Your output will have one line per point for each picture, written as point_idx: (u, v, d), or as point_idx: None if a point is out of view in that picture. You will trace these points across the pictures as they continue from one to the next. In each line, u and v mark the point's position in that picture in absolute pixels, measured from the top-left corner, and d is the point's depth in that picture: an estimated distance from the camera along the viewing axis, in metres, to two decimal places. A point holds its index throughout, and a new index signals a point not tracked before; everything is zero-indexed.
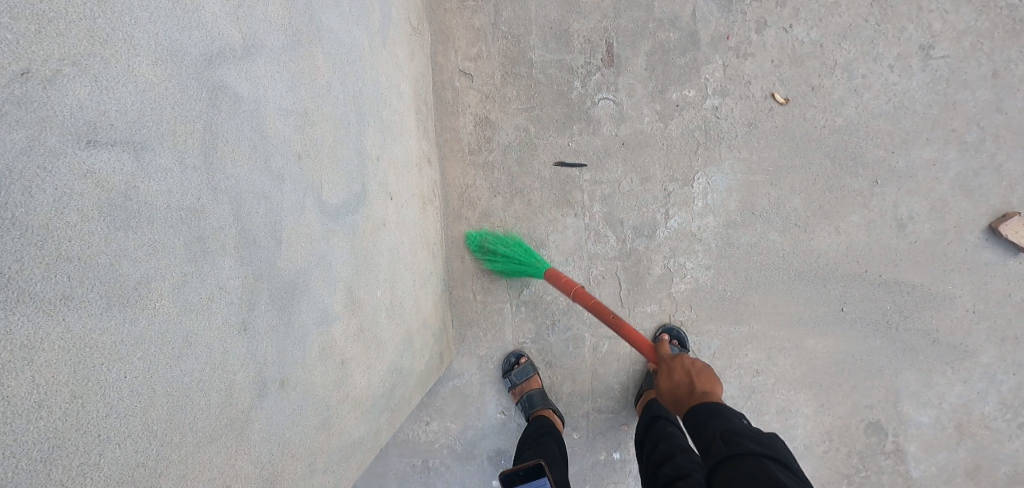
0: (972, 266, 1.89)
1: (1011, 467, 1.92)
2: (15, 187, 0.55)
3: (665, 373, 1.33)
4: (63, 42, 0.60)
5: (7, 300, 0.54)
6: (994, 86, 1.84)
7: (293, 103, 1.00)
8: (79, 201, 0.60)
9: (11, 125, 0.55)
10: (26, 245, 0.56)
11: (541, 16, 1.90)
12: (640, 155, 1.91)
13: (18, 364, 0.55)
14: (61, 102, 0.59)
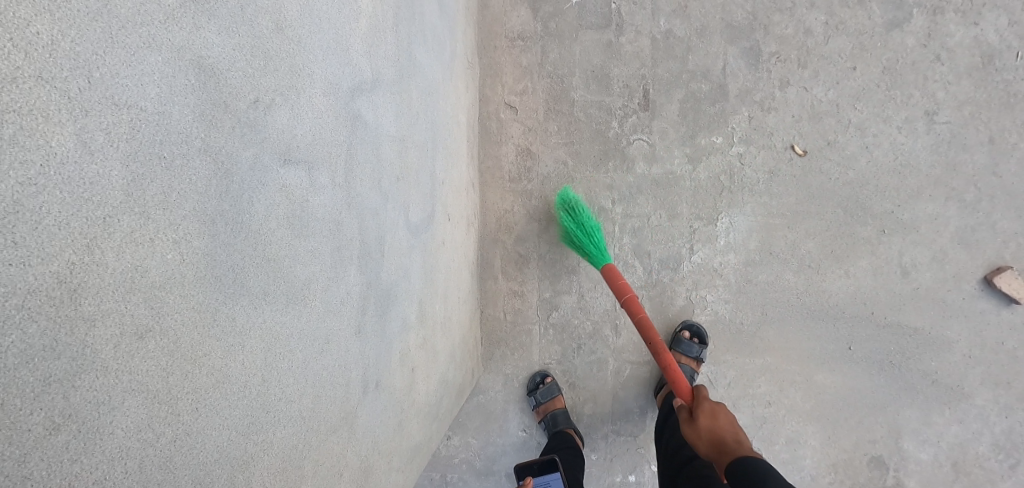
0: (969, 314, 2.04)
1: None
2: (245, 196, 0.67)
3: (707, 415, 1.40)
4: (277, 75, 0.71)
5: (232, 291, 0.66)
6: (991, 151, 2.02)
7: (397, 131, 1.12)
8: (278, 211, 0.71)
9: (245, 144, 0.67)
10: (247, 246, 0.67)
11: (585, 60, 2.10)
12: (669, 193, 2.05)
13: (235, 348, 0.67)
14: (273, 125, 0.71)
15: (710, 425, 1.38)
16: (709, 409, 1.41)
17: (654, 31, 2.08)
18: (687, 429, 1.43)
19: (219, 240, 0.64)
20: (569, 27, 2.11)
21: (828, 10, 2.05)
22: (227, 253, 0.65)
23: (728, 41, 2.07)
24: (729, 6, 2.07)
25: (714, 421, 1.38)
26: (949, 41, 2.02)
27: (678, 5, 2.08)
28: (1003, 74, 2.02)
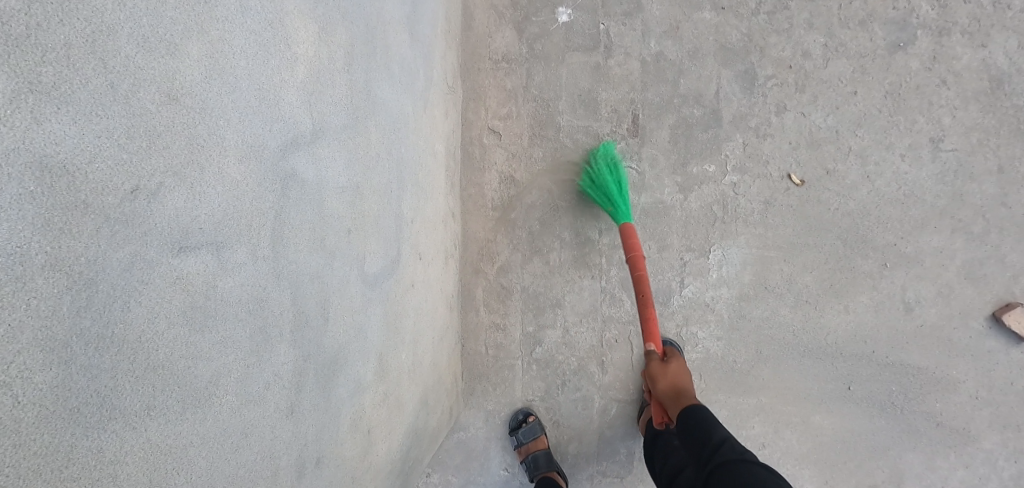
0: (976, 353, 1.93)
1: None
2: (117, 305, 0.59)
3: (674, 367, 1.58)
4: (169, 154, 0.64)
5: (97, 417, 0.59)
6: (1001, 181, 1.91)
7: (347, 179, 1.03)
8: (167, 310, 0.64)
9: (118, 244, 0.59)
10: (121, 361, 0.60)
11: (571, 84, 2.03)
12: (658, 223, 1.96)
13: (104, 480, 0.60)
14: (161, 213, 0.63)
15: (673, 376, 1.56)
16: (679, 367, 1.59)
17: (645, 53, 2.01)
18: (649, 370, 1.60)
19: (75, 363, 0.56)
20: (556, 49, 2.05)
21: (827, 31, 1.95)
22: (91, 375, 0.58)
23: (721, 64, 1.98)
24: (723, 27, 1.99)
25: (677, 374, 1.57)
26: (956, 64, 1.92)
27: (670, 27, 2.01)
28: (1013, 99, 1.91)
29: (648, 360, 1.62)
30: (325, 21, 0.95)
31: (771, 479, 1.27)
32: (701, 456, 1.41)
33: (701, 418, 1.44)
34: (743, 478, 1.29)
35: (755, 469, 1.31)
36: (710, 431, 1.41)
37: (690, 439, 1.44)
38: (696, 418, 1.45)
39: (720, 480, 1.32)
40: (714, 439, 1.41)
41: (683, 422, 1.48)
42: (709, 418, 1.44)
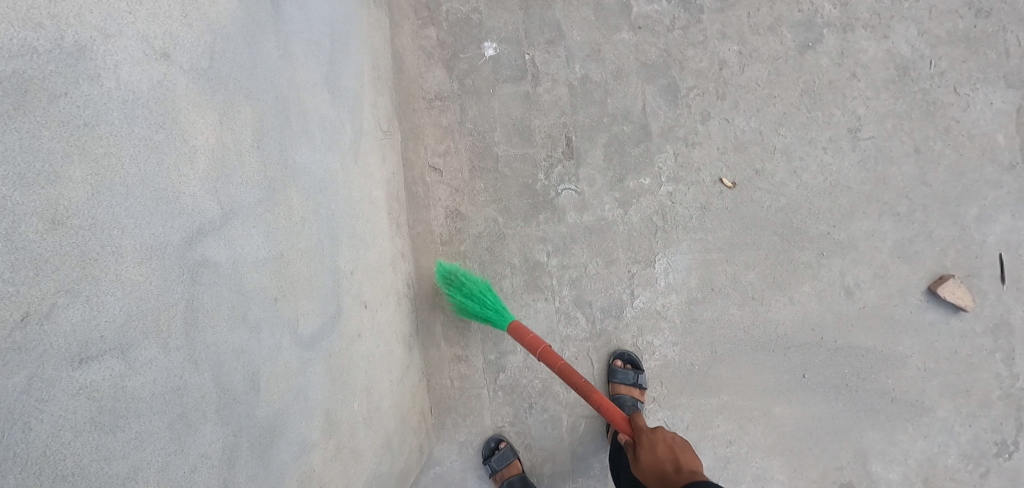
0: (919, 327, 2.02)
1: None
2: (17, 425, 0.71)
3: (647, 449, 1.44)
4: (61, 277, 0.76)
5: None
6: (918, 162, 2.02)
7: (269, 251, 1.10)
8: (72, 420, 0.76)
9: (12, 369, 0.71)
10: (28, 474, 0.72)
11: (504, 115, 2.09)
12: (603, 240, 2.02)
13: None
14: (56, 329, 0.75)
15: (653, 451, 1.42)
16: (648, 442, 1.45)
17: (571, 77, 2.08)
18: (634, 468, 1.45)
19: None
20: (486, 83, 2.12)
21: (739, 39, 2.05)
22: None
23: (645, 80, 2.06)
24: (642, 45, 2.07)
25: (656, 449, 1.42)
26: (862, 57, 2.03)
27: (592, 50, 2.09)
28: (920, 84, 2.03)
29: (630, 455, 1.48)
30: (227, 107, 1.03)
31: None
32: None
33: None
34: None
35: None
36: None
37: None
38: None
39: None
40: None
41: None
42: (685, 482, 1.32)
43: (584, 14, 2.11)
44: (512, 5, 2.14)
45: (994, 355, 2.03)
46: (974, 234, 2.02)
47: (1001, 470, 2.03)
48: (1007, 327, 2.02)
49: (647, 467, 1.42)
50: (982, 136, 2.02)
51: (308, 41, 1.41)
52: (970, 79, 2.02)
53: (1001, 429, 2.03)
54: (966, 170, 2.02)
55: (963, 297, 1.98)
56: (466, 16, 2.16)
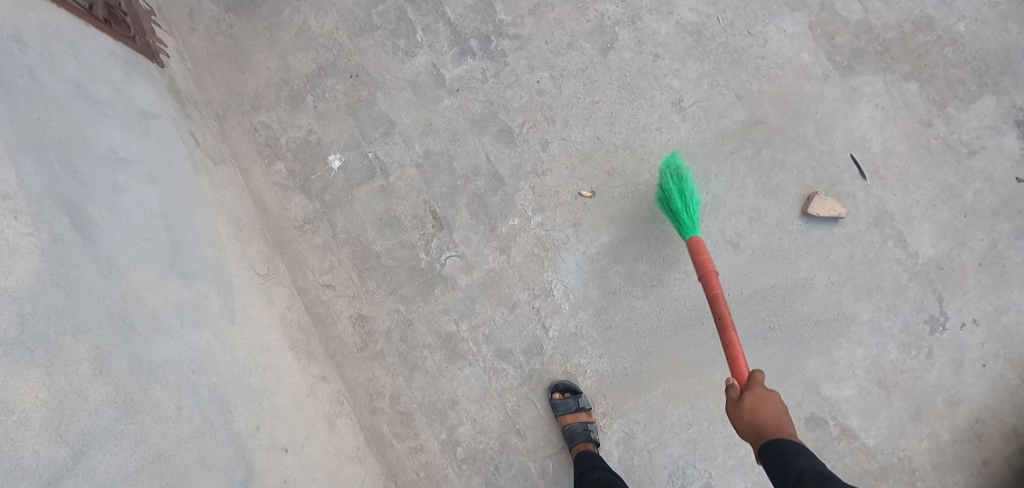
0: (810, 248, 2.12)
1: (945, 394, 2.10)
2: None
3: (757, 401, 1.44)
4: None
5: None
6: (745, 106, 2.15)
7: (141, 457, 1.28)
8: None
9: None
10: None
11: (370, 213, 2.21)
12: (499, 289, 2.13)
13: None
14: None
15: (759, 403, 1.43)
16: (759, 396, 1.45)
17: (415, 157, 2.21)
18: (731, 408, 1.47)
19: None
20: (343, 192, 2.23)
21: (546, 65, 2.19)
22: None
23: (479, 134, 2.19)
24: (465, 104, 2.21)
25: (761, 403, 1.43)
26: (658, 38, 2.18)
27: (423, 126, 2.22)
28: (716, 39, 2.17)
29: (730, 392, 1.50)
30: (51, 357, 1.20)
31: None
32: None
33: (776, 454, 1.33)
34: None
35: None
36: (789, 461, 1.29)
37: (770, 475, 1.33)
38: (772, 454, 1.34)
39: None
40: (792, 472, 1.27)
41: (770, 451, 1.35)
42: (789, 449, 1.32)
43: (406, 98, 2.24)
44: (340, 116, 2.28)
45: (888, 244, 2.13)
46: (822, 148, 2.14)
47: (940, 343, 2.11)
48: (887, 216, 2.13)
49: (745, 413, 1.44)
50: (790, 61, 2.16)
51: (136, 243, 1.57)
52: (758, 18, 2.18)
53: (924, 307, 2.11)
54: (790, 95, 2.15)
55: (835, 208, 2.10)
56: (304, 140, 2.29)
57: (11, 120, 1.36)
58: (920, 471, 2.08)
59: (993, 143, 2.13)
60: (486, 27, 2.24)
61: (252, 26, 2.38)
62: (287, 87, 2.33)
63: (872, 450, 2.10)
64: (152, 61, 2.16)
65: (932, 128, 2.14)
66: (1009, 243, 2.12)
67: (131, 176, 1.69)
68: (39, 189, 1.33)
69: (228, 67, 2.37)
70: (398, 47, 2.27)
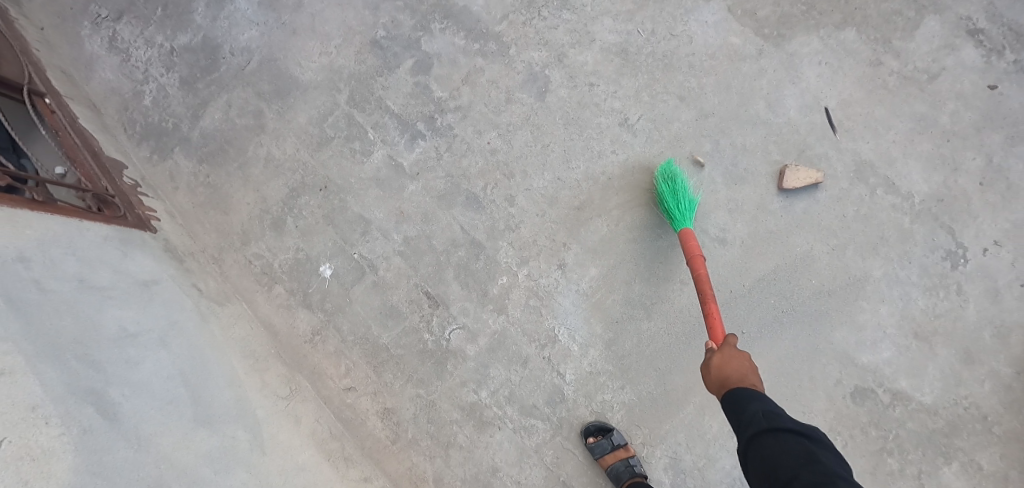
0: (798, 221, 2.07)
1: (991, 328, 1.97)
2: None
3: (724, 358, 1.53)
4: None
5: None
6: (691, 105, 2.15)
7: None
8: None
9: None
10: None
11: (369, 309, 2.28)
12: (507, 348, 2.15)
13: None
14: None
15: (729, 360, 1.51)
16: (728, 355, 1.53)
17: (396, 246, 2.29)
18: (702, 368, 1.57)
19: None
20: (341, 297, 2.31)
21: (491, 125, 2.27)
22: None
23: (448, 207, 2.26)
24: (428, 184, 2.29)
25: (724, 362, 1.52)
26: (588, 67, 2.23)
27: (396, 215, 2.30)
28: (643, 51, 2.20)
29: (707, 354, 1.59)
30: None
31: (816, 457, 1.23)
32: (740, 434, 1.37)
33: (740, 399, 1.42)
34: (780, 460, 1.25)
35: (806, 448, 1.25)
36: (746, 404, 1.39)
37: (731, 422, 1.43)
38: (737, 400, 1.43)
39: (757, 448, 1.31)
40: (749, 414, 1.37)
41: (735, 401, 1.43)
42: (753, 394, 1.42)
43: (373, 194, 2.33)
44: (321, 228, 2.36)
45: (878, 194, 2.05)
46: (779, 121, 2.11)
47: (968, 276, 1.99)
48: (868, 166, 2.06)
49: (713, 369, 1.53)
50: (720, 49, 2.16)
51: (158, 408, 1.68)
52: (677, 18, 2.20)
53: (938, 245, 2.01)
54: (731, 81, 2.14)
55: (810, 175, 2.05)
56: (294, 260, 2.37)
57: (24, 333, 1.47)
58: (992, 415, 1.94)
59: (951, 61, 2.07)
60: (428, 107, 2.33)
61: (225, 171, 2.47)
62: (268, 215, 2.41)
63: (933, 408, 1.96)
64: (143, 230, 2.27)
65: (883, 68, 2.10)
66: (1003, 154, 2.03)
67: (143, 347, 1.80)
68: (63, 389, 1.45)
69: (213, 213, 2.46)
70: (355, 150, 2.37)
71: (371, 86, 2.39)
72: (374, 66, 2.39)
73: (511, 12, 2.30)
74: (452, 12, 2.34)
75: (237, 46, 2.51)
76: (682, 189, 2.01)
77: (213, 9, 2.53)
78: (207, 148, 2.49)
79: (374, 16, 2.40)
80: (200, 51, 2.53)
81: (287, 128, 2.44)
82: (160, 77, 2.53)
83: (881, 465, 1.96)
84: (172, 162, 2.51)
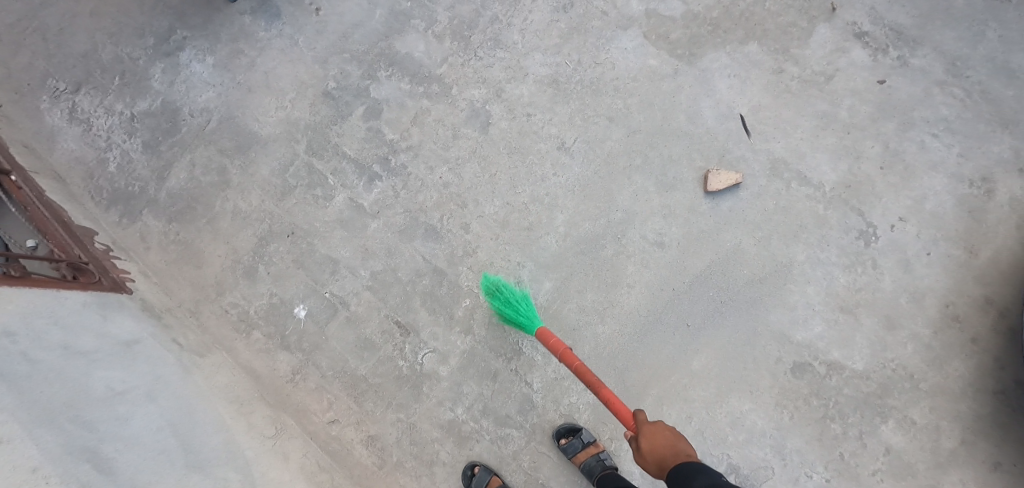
0: (727, 219, 2.27)
1: (907, 295, 2.19)
2: None
3: (648, 439, 1.66)
4: None
5: None
6: (620, 124, 2.36)
7: None
8: None
9: None
10: None
11: (344, 344, 2.42)
12: (477, 365, 2.30)
13: None
14: None
15: (654, 439, 1.66)
16: (648, 435, 1.67)
17: (364, 281, 2.43)
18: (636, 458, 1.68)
19: None
20: (317, 335, 2.44)
21: (442, 160, 2.43)
22: None
23: (409, 240, 2.42)
24: (388, 221, 2.44)
25: (655, 445, 1.65)
26: (524, 99, 2.42)
27: (362, 252, 2.45)
28: (572, 79, 2.41)
29: (633, 441, 1.70)
30: None
31: None
32: None
33: (684, 476, 1.57)
34: None
35: None
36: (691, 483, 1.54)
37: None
38: (682, 481, 1.56)
39: None
40: None
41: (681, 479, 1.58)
42: (690, 469, 1.58)
43: (338, 234, 2.48)
44: (292, 272, 2.50)
45: (794, 186, 2.27)
46: (699, 131, 2.33)
47: (881, 251, 2.22)
48: (782, 163, 2.29)
49: (648, 456, 1.65)
50: (641, 71, 2.38)
51: (151, 459, 1.80)
52: (599, 47, 2.41)
53: (851, 226, 2.24)
54: (653, 99, 2.36)
55: (730, 175, 2.27)
56: (269, 305, 2.50)
57: (19, 401, 1.57)
58: (918, 373, 2.15)
59: (844, 62, 2.32)
60: (381, 149, 2.48)
61: (194, 227, 2.58)
62: (240, 265, 2.54)
63: (866, 373, 2.16)
64: (120, 291, 2.38)
65: (785, 73, 2.33)
66: (899, 139, 2.27)
67: (131, 403, 1.92)
68: (60, 450, 1.56)
69: (186, 268, 2.57)
70: (317, 195, 2.51)
71: (326, 134, 2.53)
72: (328, 116, 2.53)
73: (449, 55, 2.48)
74: (396, 59, 2.51)
75: (196, 108, 2.62)
76: (511, 291, 2.22)
77: (170, 74, 2.64)
78: (175, 207, 2.60)
79: (323, 69, 2.56)
80: (160, 115, 2.63)
81: (250, 181, 2.57)
82: (123, 143, 2.63)
83: (826, 431, 2.14)
84: (141, 224, 2.59)
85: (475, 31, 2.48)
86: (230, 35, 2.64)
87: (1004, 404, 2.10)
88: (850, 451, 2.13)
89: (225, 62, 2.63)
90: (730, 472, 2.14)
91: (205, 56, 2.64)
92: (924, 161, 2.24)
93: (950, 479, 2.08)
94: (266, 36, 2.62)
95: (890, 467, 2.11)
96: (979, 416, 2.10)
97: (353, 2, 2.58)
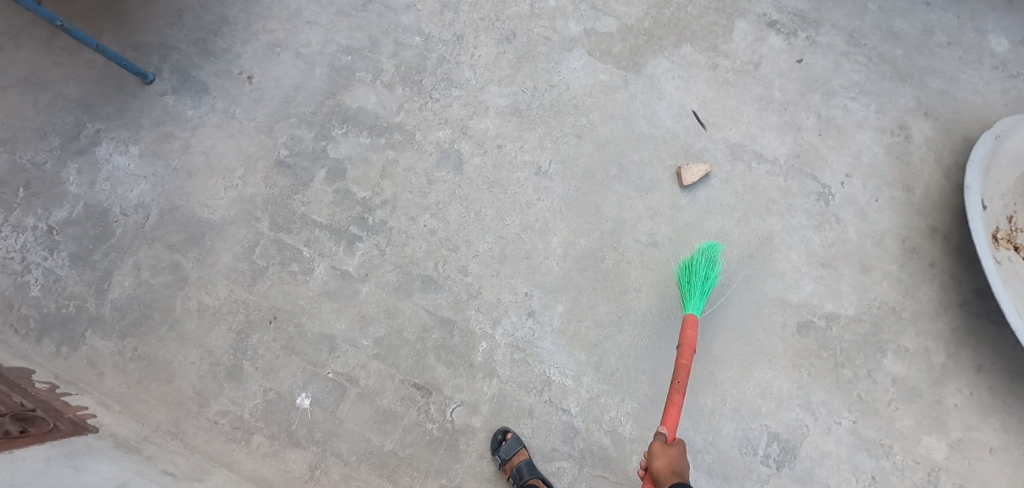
0: (706, 207, 2.42)
1: (871, 238, 2.44)
2: None
3: (677, 456, 1.79)
4: None
5: None
6: (588, 140, 2.46)
7: None
8: None
9: None
10: None
11: (362, 422, 2.24)
12: (510, 406, 2.23)
13: None
14: None
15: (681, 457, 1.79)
16: (680, 453, 1.80)
17: (369, 351, 2.28)
18: (658, 448, 1.80)
19: None
20: (328, 422, 2.24)
21: (422, 208, 2.39)
22: None
23: (407, 296, 2.32)
24: (380, 282, 2.33)
25: (674, 460, 1.77)
26: (490, 132, 2.47)
27: (359, 321, 2.30)
28: (532, 106, 2.49)
29: (659, 440, 1.83)
30: None
31: None
32: None
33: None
34: None
35: None
36: None
37: None
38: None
39: None
40: None
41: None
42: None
43: (328, 309, 2.32)
44: (284, 362, 2.28)
45: (754, 165, 2.47)
46: (660, 132, 2.47)
47: (840, 207, 2.46)
48: (740, 147, 2.48)
49: (668, 456, 1.78)
50: (594, 86, 2.51)
51: None
52: (550, 71, 2.53)
53: (810, 190, 2.47)
54: (612, 110, 2.49)
55: (700, 167, 2.42)
56: (265, 404, 2.25)
57: None
58: (898, 305, 2.37)
59: (765, 49, 2.58)
60: (355, 210, 2.40)
61: (155, 336, 2.30)
62: (220, 368, 2.28)
63: (859, 316, 2.37)
64: (83, 434, 1.99)
65: (719, 67, 2.56)
66: (826, 107, 2.54)
67: None
68: None
69: (155, 386, 2.26)
70: (294, 271, 2.35)
71: (290, 206, 2.41)
72: (288, 186, 2.43)
73: (404, 102, 2.51)
74: (349, 115, 2.49)
75: (128, 205, 2.42)
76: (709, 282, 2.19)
77: (87, 174, 2.44)
78: (126, 319, 2.31)
79: (271, 138, 2.48)
80: (86, 220, 2.40)
81: (212, 272, 2.36)
82: (43, 260, 2.35)
83: (841, 378, 2.31)
84: (87, 347, 2.29)
85: (425, 74, 2.54)
86: (153, 119, 2.51)
87: (972, 313, 2.35)
88: (865, 390, 2.30)
89: (152, 150, 2.47)
90: (770, 440, 2.25)
91: (127, 146, 2.48)
92: (851, 122, 2.53)
93: (948, 390, 2.29)
94: (196, 113, 2.51)
95: (901, 394, 2.29)
96: (954, 328, 2.35)
97: (287, 64, 2.56)
